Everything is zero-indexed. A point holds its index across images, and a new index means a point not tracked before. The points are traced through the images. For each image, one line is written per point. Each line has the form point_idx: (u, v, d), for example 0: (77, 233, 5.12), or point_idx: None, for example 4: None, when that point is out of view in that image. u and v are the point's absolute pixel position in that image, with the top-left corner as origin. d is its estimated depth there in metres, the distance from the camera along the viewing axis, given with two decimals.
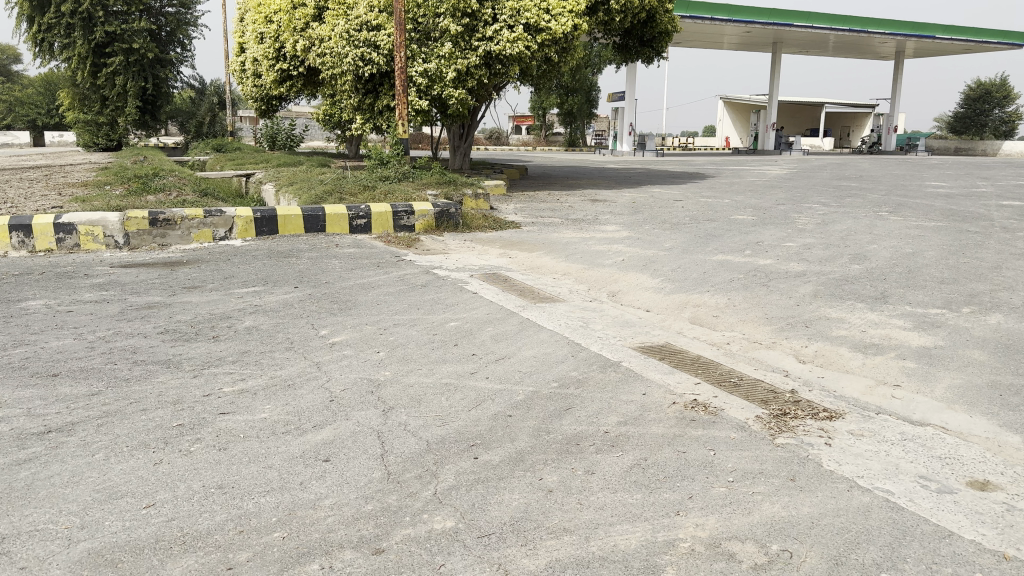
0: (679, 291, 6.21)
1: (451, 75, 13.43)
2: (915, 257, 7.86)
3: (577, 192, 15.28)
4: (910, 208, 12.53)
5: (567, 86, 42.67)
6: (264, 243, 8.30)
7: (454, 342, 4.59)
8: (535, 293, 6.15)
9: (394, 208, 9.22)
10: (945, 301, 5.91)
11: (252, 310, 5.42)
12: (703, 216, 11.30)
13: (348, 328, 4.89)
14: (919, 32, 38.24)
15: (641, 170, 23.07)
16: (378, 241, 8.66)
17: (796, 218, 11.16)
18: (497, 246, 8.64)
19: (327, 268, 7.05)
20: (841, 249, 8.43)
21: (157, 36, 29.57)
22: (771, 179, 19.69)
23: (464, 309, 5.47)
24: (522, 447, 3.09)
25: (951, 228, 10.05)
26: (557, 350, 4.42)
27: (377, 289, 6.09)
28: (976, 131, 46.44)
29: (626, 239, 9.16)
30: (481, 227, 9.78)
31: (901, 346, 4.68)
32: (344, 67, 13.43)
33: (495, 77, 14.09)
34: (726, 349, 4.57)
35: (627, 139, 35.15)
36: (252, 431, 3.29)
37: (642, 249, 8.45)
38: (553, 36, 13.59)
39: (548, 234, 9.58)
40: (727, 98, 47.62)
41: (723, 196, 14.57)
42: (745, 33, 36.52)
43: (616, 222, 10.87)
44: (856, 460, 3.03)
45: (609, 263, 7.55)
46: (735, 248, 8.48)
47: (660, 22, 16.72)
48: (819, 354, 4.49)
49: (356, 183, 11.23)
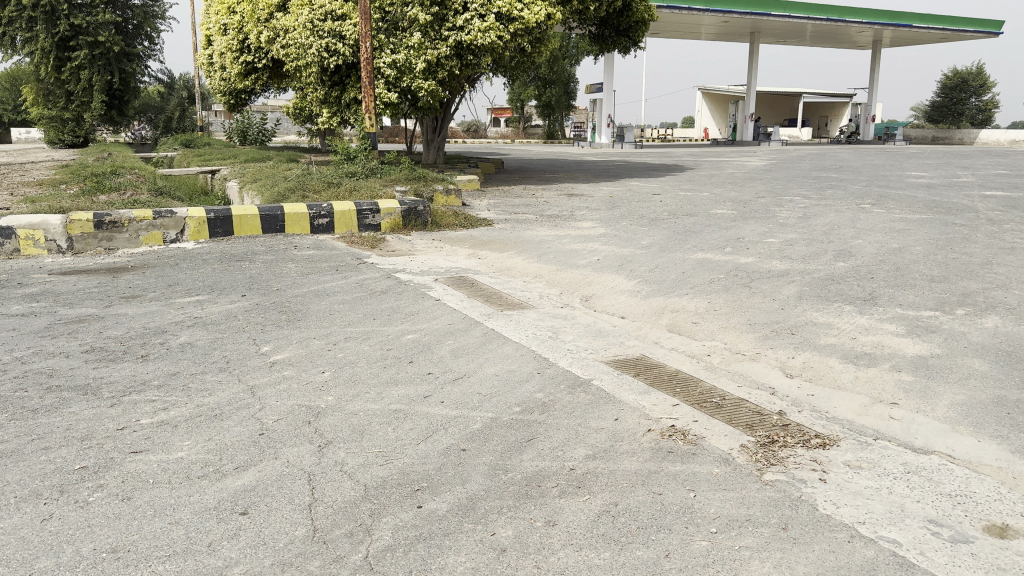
0: (657, 294, 5.82)
1: (421, 66, 12.95)
2: (901, 253, 7.53)
3: (554, 186, 14.87)
4: (892, 200, 12.25)
5: (545, 77, 42.23)
6: (218, 246, 7.82)
7: (409, 358, 4.16)
8: (503, 298, 5.73)
9: (358, 206, 8.77)
10: (937, 302, 5.57)
11: (190, 324, 4.97)
12: (681, 210, 10.94)
13: (293, 344, 4.45)
14: (896, 21, 38.09)
15: (619, 163, 22.72)
16: (339, 241, 8.21)
17: (777, 212, 10.81)
18: (466, 245, 8.20)
19: (281, 272, 6.58)
20: (825, 245, 8.09)
21: (123, 29, 28.75)
22: (750, 171, 19.39)
23: (424, 318, 5.03)
24: (473, 492, 2.68)
25: (935, 221, 9.76)
26: (522, 367, 4.00)
27: (332, 296, 5.65)
28: (953, 120, 46.55)
29: (601, 236, 8.78)
30: (451, 225, 9.35)
31: (895, 356, 4.31)
32: (309, 58, 12.90)
33: (467, 68, 13.61)
34: (705, 362, 4.18)
35: (605, 131, 34.79)
36: (165, 478, 2.86)
37: (618, 247, 8.05)
38: (526, 25, 13.16)
39: (521, 232, 9.16)
40: (705, 89, 47.38)
41: (702, 189, 14.21)
42: (723, 23, 36.26)
43: (592, 217, 10.48)
44: (855, 501, 2.64)
45: (583, 263, 7.15)
46: (715, 245, 8.11)
47: (636, 11, 16.31)
48: (808, 367, 4.12)
49: (320, 180, 10.74)
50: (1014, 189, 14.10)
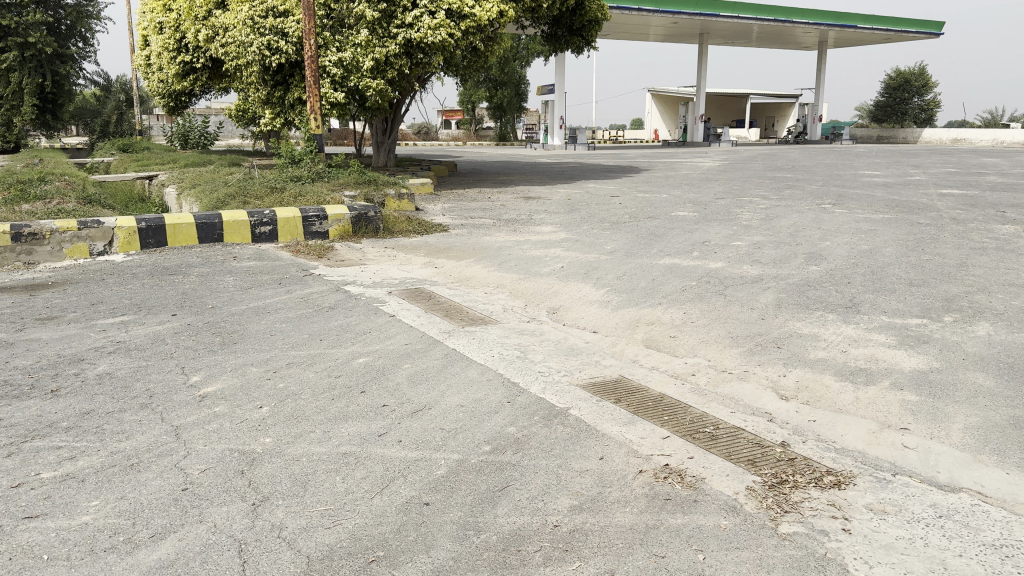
0: (628, 305, 5.42)
1: (369, 65, 12.42)
2: (873, 255, 7.30)
3: (509, 189, 14.44)
4: (851, 200, 12.14)
5: (496, 79, 41.87)
6: (150, 258, 7.20)
7: (360, 387, 3.67)
8: (463, 312, 5.26)
9: (304, 213, 8.22)
10: (922, 309, 5.29)
11: (112, 351, 4.40)
12: (642, 213, 10.62)
13: (228, 374, 3.93)
14: (841, 22, 38.65)
15: (572, 165, 22.42)
16: (284, 250, 7.66)
17: (740, 214, 10.57)
18: (420, 253, 7.72)
19: (218, 288, 6.02)
20: (794, 247, 7.83)
21: (55, 30, 27.51)
22: (705, 172, 19.27)
23: (377, 337, 4.55)
24: (441, 562, 2.23)
25: (899, 221, 9.61)
26: (489, 395, 3.54)
27: (273, 314, 5.12)
28: (897, 119, 47.53)
29: (563, 241, 8.38)
30: (404, 231, 8.84)
31: (893, 371, 3.98)
32: (249, 57, 12.28)
33: (417, 67, 13.17)
34: (691, 383, 3.78)
35: (558, 133, 34.54)
36: (62, 554, 2.34)
37: (581, 253, 7.65)
38: (477, 23, 12.80)
39: (478, 238, 8.71)
40: (655, 90, 47.56)
41: (660, 190, 13.94)
42: (671, 24, 36.36)
43: (551, 221, 10.10)
44: (890, 558, 2.26)
45: (546, 271, 6.73)
46: (682, 249, 7.77)
47: (589, 10, 16.00)
48: (803, 387, 3.74)
49: (263, 185, 10.14)
50: (967, 187, 14.18)
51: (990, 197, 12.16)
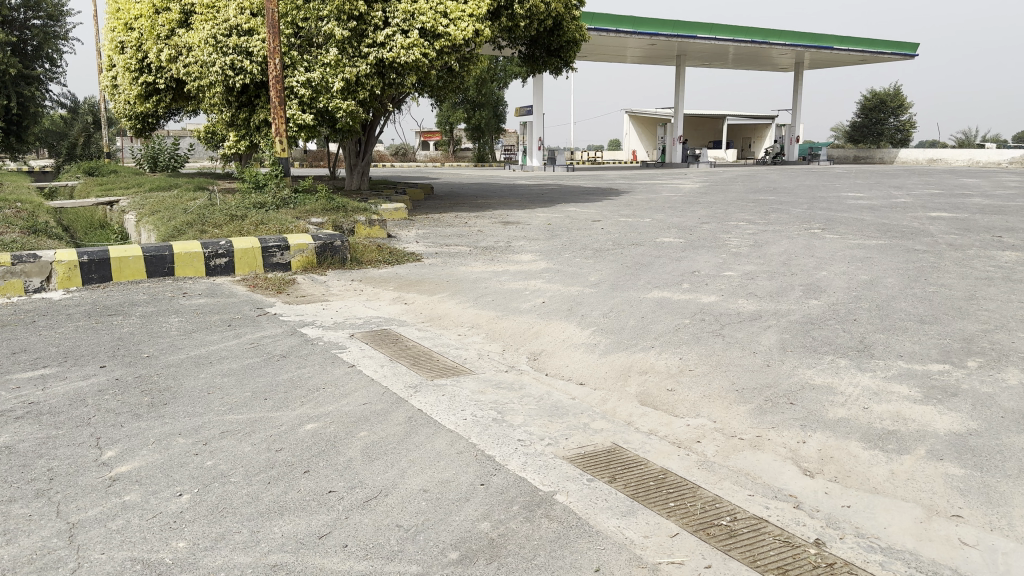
0: (617, 349, 4.87)
1: (339, 85, 11.85)
2: (876, 287, 6.83)
3: (486, 213, 13.90)
4: (841, 224, 11.75)
5: (473, 100, 41.51)
6: (91, 296, 6.55)
7: (304, 467, 3.08)
8: (433, 359, 4.67)
9: (264, 243, 7.62)
10: (941, 352, 4.79)
11: (20, 416, 3.78)
12: (626, 239, 10.14)
13: (150, 449, 3.32)
14: (817, 43, 38.74)
15: (552, 187, 21.98)
16: (240, 285, 7.04)
17: (727, 240, 10.10)
18: (389, 286, 7.14)
19: (160, 331, 5.40)
20: (789, 278, 7.35)
21: (21, 50, 26.73)
22: (687, 194, 18.90)
23: (332, 393, 3.96)
24: None
25: (895, 248, 9.18)
26: (457, 475, 2.96)
27: (216, 365, 4.51)
28: (874, 140, 47.74)
29: (543, 272, 7.84)
30: (373, 261, 8.26)
31: (928, 435, 3.44)
32: (212, 77, 11.68)
33: (390, 87, 12.64)
34: (696, 453, 3.22)
35: (537, 154, 34.17)
36: None
37: (563, 286, 7.10)
38: (452, 42, 12.31)
39: (453, 269, 8.14)
40: (633, 111, 47.48)
41: (643, 214, 13.47)
42: (649, 45, 36.20)
43: (531, 249, 9.57)
44: None
45: (526, 307, 6.18)
46: (671, 281, 7.24)
47: (567, 30, 15.57)
48: (828, 458, 3.20)
49: (223, 212, 9.53)
50: (955, 209, 13.86)
51: (983, 220, 11.80)
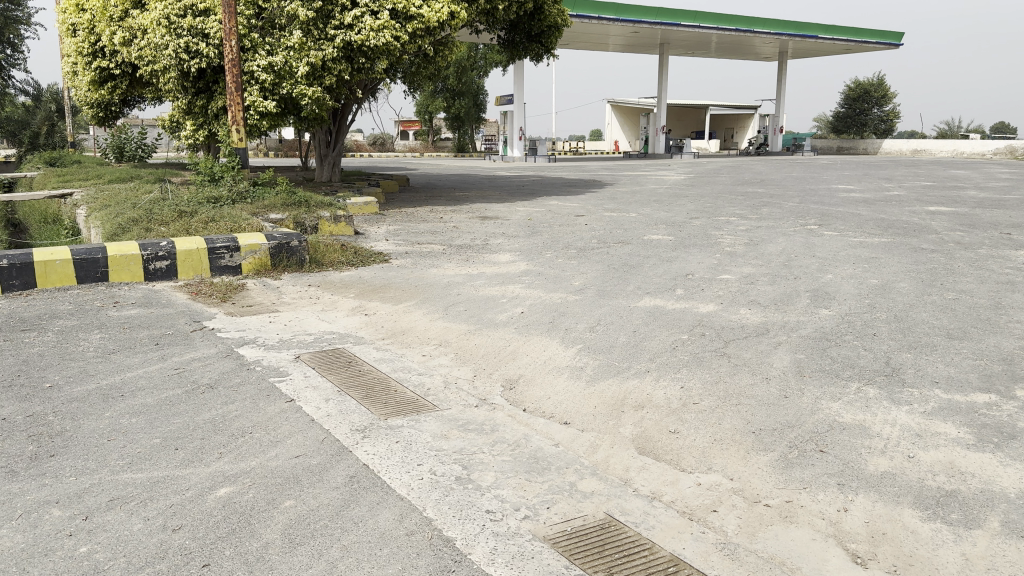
0: (607, 374, 4.16)
1: (303, 70, 11.06)
2: (889, 294, 6.19)
3: (463, 207, 13.15)
4: (838, 219, 11.13)
5: (453, 89, 40.59)
6: (7, 306, 5.75)
7: (204, 559, 2.35)
8: (390, 389, 3.94)
9: (211, 244, 6.87)
10: (984, 377, 4.13)
11: None
12: (611, 237, 9.45)
13: (9, 529, 2.56)
14: (802, 32, 38.19)
15: (533, 178, 21.25)
16: (181, 293, 6.27)
17: (720, 238, 9.43)
18: (351, 291, 6.39)
19: (74, 352, 4.62)
20: (792, 282, 6.69)
21: None
22: (672, 187, 18.26)
23: (260, 442, 3.22)
24: None
25: (899, 246, 8.55)
26: (403, 572, 2.24)
27: (127, 402, 3.76)
28: (857, 130, 47.39)
29: (523, 275, 7.12)
30: (335, 262, 7.50)
31: (996, 499, 2.77)
32: (164, 61, 10.81)
33: (359, 73, 11.88)
34: (713, 531, 2.53)
35: (518, 144, 33.44)
36: None
37: (544, 292, 6.38)
38: (425, 25, 11.58)
39: (423, 271, 7.40)
40: (615, 102, 46.81)
41: (629, 208, 12.77)
42: (632, 34, 35.50)
43: (510, 247, 8.86)
44: None
45: (502, 319, 5.46)
46: (662, 286, 6.55)
47: (548, 15, 14.81)
48: (878, 536, 2.52)
49: (172, 207, 8.72)
50: (952, 203, 13.32)
51: (983, 215, 11.23)
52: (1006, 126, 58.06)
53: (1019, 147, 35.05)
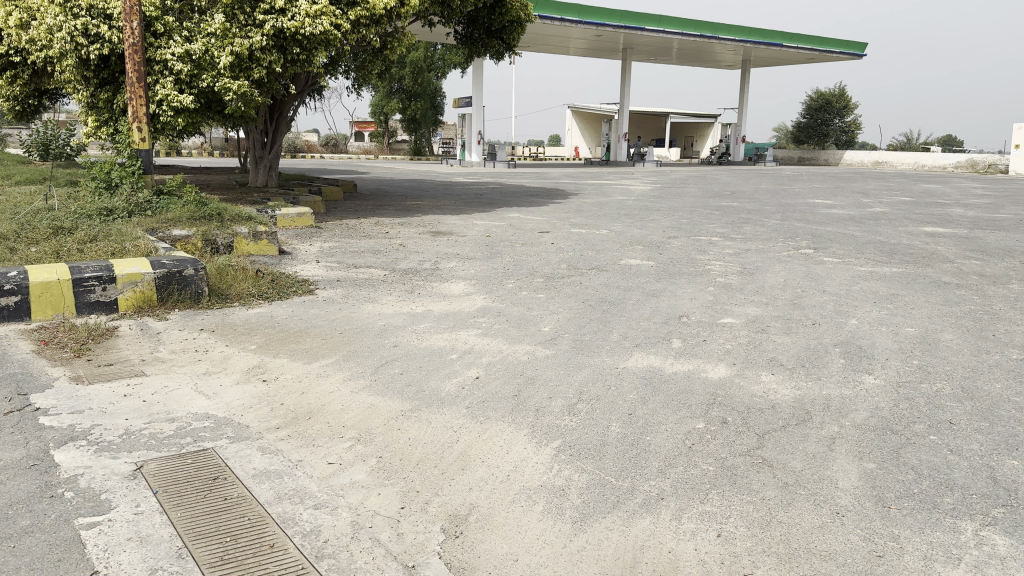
0: (603, 503, 2.78)
1: (226, 59, 9.54)
2: (939, 350, 4.93)
3: (414, 219, 11.70)
4: (832, 242, 9.96)
5: (409, 89, 39.00)
6: None
7: None
8: (264, 540, 2.51)
9: (76, 273, 5.33)
10: None
11: None
12: (583, 261, 8.12)
13: None
14: (768, 39, 37.43)
15: (492, 186, 19.86)
16: (26, 343, 4.74)
17: (708, 264, 8.14)
18: (255, 340, 4.92)
19: None
20: (812, 330, 5.42)
21: None
22: (640, 198, 17.05)
23: None
24: None
25: (917, 279, 7.37)
26: None
27: None
28: (818, 141, 47.05)
29: (479, 316, 5.73)
30: (243, 296, 6.04)
31: None
32: (58, 46, 9.16)
33: (294, 66, 10.43)
34: None
35: (476, 149, 32.05)
36: None
37: (505, 343, 4.99)
38: (370, 12, 10.23)
39: (354, 307, 5.95)
40: (576, 107, 45.70)
41: (598, 224, 11.47)
42: (596, 37, 34.35)
43: (464, 274, 7.46)
44: None
45: (449, 389, 4.04)
46: (654, 334, 5.20)
47: (510, 8, 13.44)
48: None
49: (50, 220, 7.13)
50: (946, 223, 12.31)
51: (988, 239, 10.17)
52: (954, 140, 58.58)
53: (980, 160, 34.75)
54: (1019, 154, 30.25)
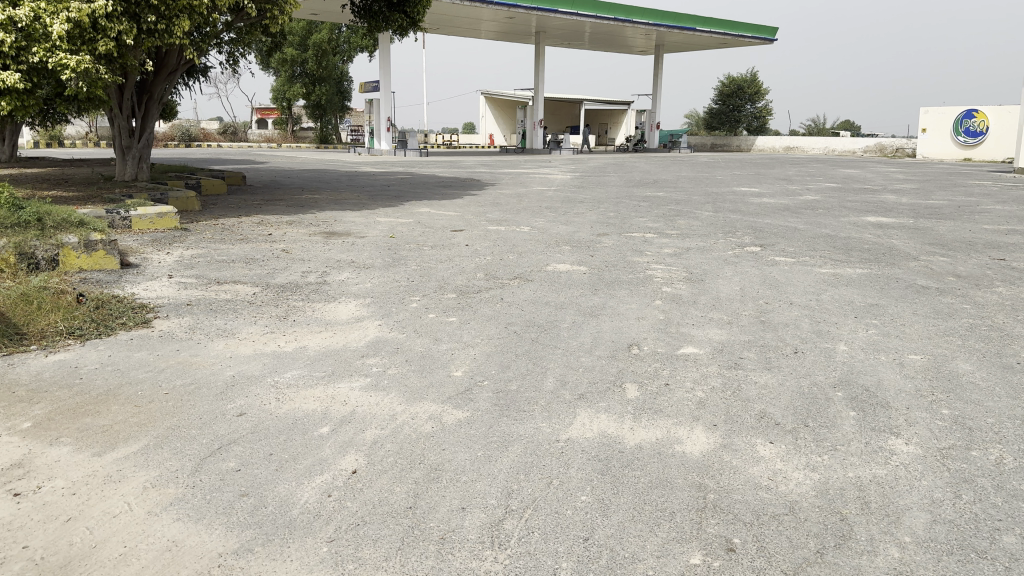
0: None
1: (61, 28, 7.76)
2: (966, 390, 3.81)
3: (307, 217, 10.17)
4: (778, 237, 8.96)
5: (313, 73, 36.82)
6: None
7: None
8: None
9: None
10: None
11: None
12: (502, 268, 6.84)
13: None
14: (682, 23, 36.79)
15: (402, 176, 18.34)
16: None
17: (649, 268, 6.93)
18: (33, 415, 3.39)
19: None
20: (798, 363, 4.24)
21: None
22: (560, 189, 15.91)
23: None
24: None
25: (888, 283, 6.35)
26: None
27: None
28: (731, 126, 47.08)
29: (368, 355, 4.31)
30: (45, 336, 4.46)
31: None
32: None
33: (151, 37, 8.67)
34: None
35: (386, 137, 30.36)
36: None
37: (399, 401, 3.61)
38: None
39: (201, 345, 4.46)
40: (490, 93, 44.36)
41: (518, 219, 10.16)
42: (508, 19, 33.01)
43: (357, 288, 6.04)
44: None
45: (309, 500, 2.63)
46: (601, 379, 3.92)
47: None
48: None
49: None
50: (887, 212, 11.56)
51: (939, 230, 9.37)
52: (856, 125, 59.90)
53: (888, 145, 35.03)
54: (926, 138, 30.36)
